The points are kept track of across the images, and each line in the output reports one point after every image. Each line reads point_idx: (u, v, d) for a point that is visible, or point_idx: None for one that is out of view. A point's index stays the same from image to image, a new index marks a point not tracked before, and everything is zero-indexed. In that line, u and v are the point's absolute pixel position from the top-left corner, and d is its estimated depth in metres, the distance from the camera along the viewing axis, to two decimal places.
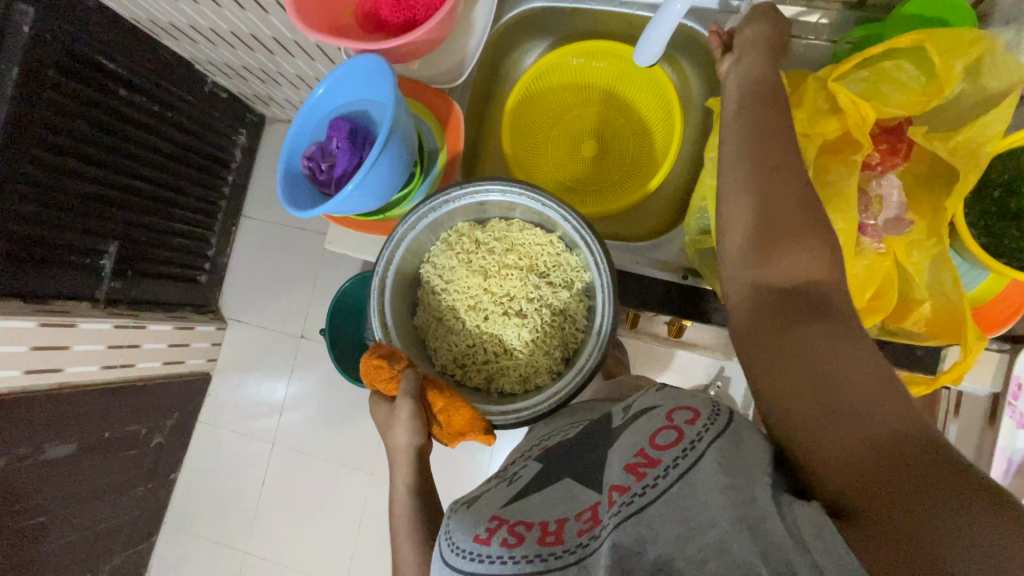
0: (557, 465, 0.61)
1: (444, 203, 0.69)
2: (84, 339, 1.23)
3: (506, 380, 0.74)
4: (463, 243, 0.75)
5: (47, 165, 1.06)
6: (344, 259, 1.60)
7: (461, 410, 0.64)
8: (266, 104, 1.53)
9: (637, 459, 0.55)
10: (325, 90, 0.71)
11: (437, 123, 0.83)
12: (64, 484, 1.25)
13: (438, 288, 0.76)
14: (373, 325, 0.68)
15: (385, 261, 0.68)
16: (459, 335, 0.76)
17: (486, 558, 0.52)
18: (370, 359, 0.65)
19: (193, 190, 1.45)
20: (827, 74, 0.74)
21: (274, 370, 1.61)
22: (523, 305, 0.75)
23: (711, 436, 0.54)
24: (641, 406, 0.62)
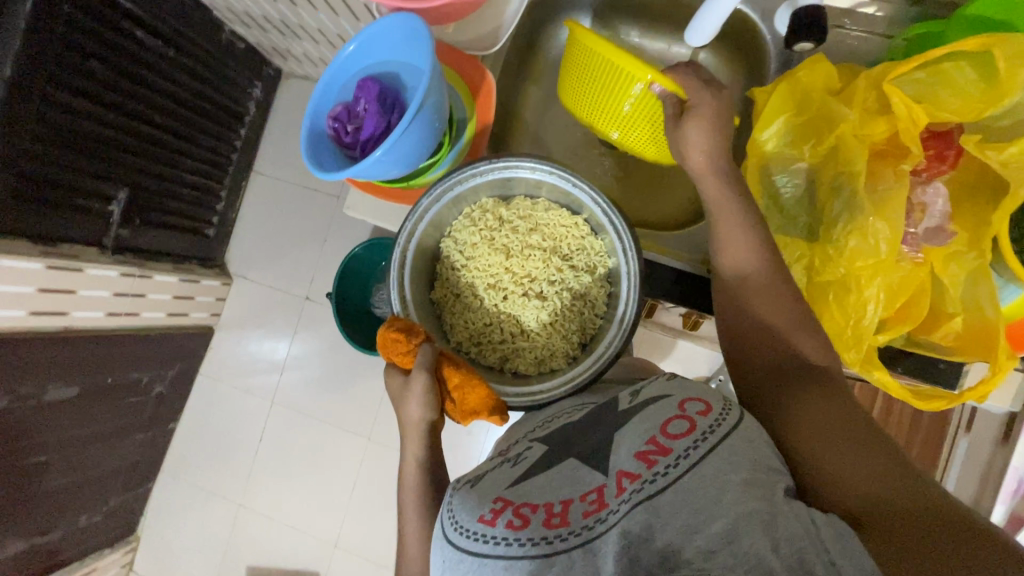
0: (567, 442, 0.60)
1: (471, 176, 0.67)
2: (90, 285, 1.22)
3: (520, 361, 0.74)
4: (486, 220, 0.73)
5: (62, 105, 1.04)
6: (355, 224, 1.59)
7: (476, 388, 0.63)
8: (284, 57, 1.49)
9: (648, 447, 0.55)
10: (355, 47, 0.68)
11: (468, 91, 0.80)
12: (65, 426, 1.26)
13: (458, 263, 0.75)
14: (392, 298, 0.67)
15: (407, 233, 0.67)
16: (476, 313, 0.75)
17: (491, 539, 0.52)
18: (388, 332, 0.64)
19: (204, 140, 1.42)
20: (881, 73, 0.72)
21: (277, 329, 1.62)
22: (544, 286, 0.74)
23: (723, 432, 0.55)
24: (652, 392, 0.62)
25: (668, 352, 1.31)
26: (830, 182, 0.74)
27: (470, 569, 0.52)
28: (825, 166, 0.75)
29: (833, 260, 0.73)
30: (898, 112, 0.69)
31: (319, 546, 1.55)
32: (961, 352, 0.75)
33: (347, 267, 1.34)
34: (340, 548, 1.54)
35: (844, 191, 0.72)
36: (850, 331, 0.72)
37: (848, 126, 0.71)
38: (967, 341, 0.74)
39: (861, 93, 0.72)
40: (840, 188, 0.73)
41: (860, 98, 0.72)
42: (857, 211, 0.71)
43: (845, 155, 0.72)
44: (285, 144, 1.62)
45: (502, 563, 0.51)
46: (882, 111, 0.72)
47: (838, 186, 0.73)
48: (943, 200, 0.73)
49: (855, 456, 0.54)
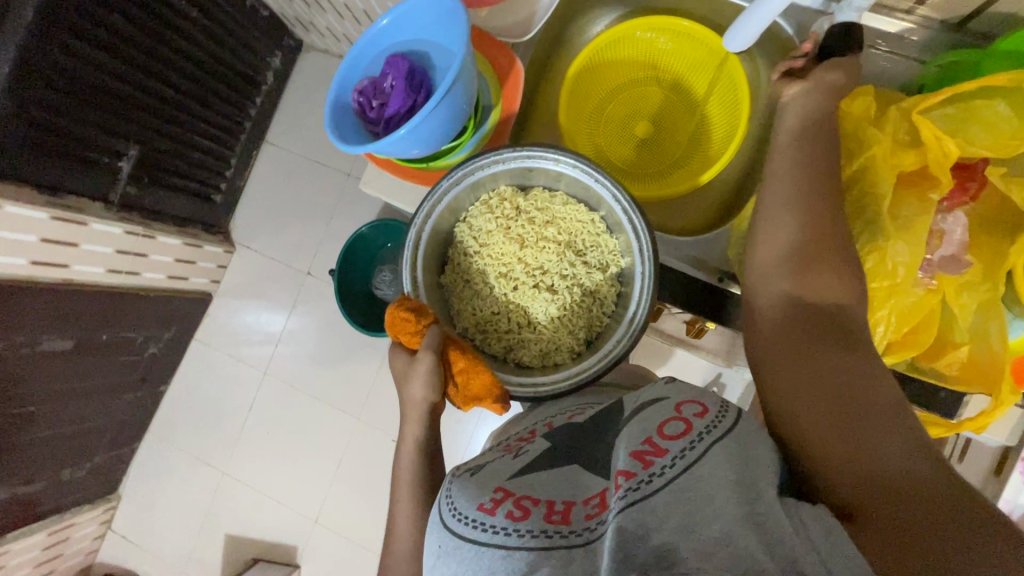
0: (573, 445, 0.61)
1: (494, 163, 0.67)
2: (92, 239, 1.21)
3: (525, 353, 0.74)
4: (503, 208, 0.73)
5: (81, 56, 1.03)
6: (364, 203, 1.58)
7: (481, 375, 0.63)
8: (307, 29, 1.49)
9: (644, 446, 0.55)
10: (388, 22, 0.67)
11: (495, 78, 0.79)
12: (56, 378, 1.25)
13: (471, 249, 0.75)
14: (403, 278, 0.67)
15: (425, 213, 0.66)
16: (485, 301, 0.75)
17: (490, 528, 0.52)
18: (397, 310, 0.64)
19: (219, 105, 1.41)
20: (911, 105, 0.73)
21: (275, 301, 1.61)
22: (555, 280, 0.74)
23: (717, 433, 0.55)
24: (650, 394, 0.62)
25: (665, 359, 1.31)
26: (855, 202, 0.73)
27: (467, 555, 0.51)
28: (848, 188, 0.74)
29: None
30: (927, 141, 0.70)
31: (300, 521, 1.56)
32: (959, 379, 0.76)
33: (352, 245, 1.33)
34: (320, 525, 1.55)
35: (868, 213, 0.71)
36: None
37: (881, 150, 0.71)
38: (971, 371, 0.75)
39: (893, 123, 0.73)
40: (864, 209, 0.72)
41: (892, 128, 0.73)
42: (878, 232, 0.70)
43: (872, 178, 0.71)
44: (300, 116, 1.61)
45: (498, 551, 0.50)
46: (912, 142, 0.73)
47: (863, 206, 0.72)
48: (961, 230, 0.73)
49: (838, 427, 0.56)
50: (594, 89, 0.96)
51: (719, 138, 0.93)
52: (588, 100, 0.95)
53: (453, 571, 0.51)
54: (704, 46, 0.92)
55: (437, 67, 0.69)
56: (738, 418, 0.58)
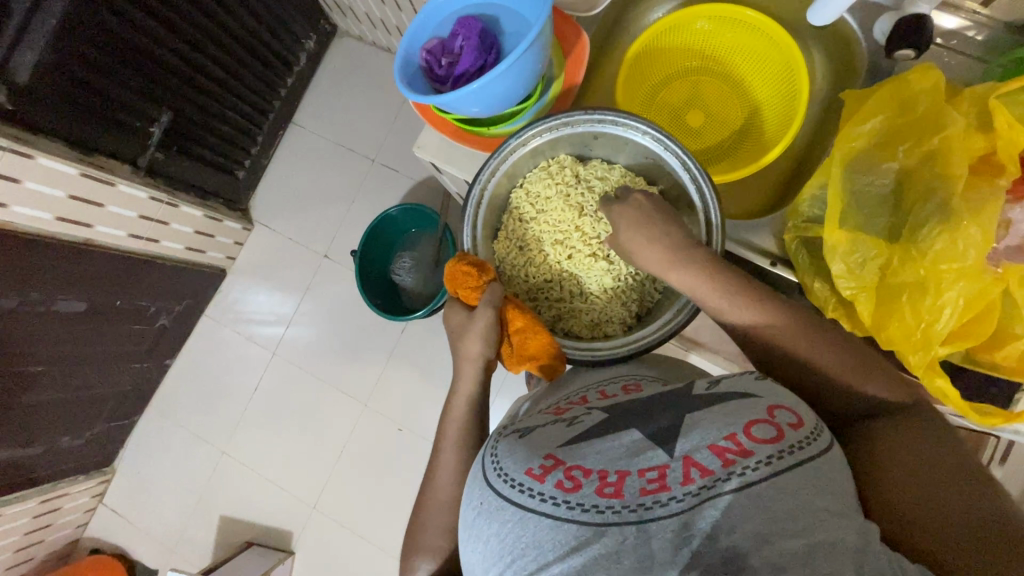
0: (631, 416, 0.53)
1: (562, 125, 0.59)
2: (116, 201, 1.20)
3: (575, 323, 0.66)
4: (565, 173, 0.65)
5: (125, 18, 1.03)
6: (386, 190, 1.58)
7: (538, 335, 0.60)
8: (343, 15, 1.50)
9: (726, 443, 0.47)
10: None
11: (559, 47, 0.65)
12: (66, 341, 1.22)
13: (527, 215, 0.66)
14: (464, 233, 0.61)
15: (489, 172, 0.59)
16: (539, 268, 0.66)
17: (537, 495, 0.47)
18: (459, 265, 0.60)
19: (250, 81, 1.41)
20: (987, 88, 0.58)
21: (289, 282, 1.60)
22: (617, 248, 0.65)
23: (815, 449, 0.47)
24: (734, 387, 0.54)
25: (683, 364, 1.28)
26: (921, 185, 0.60)
27: (512, 519, 0.47)
28: (918, 171, 0.61)
29: (912, 259, 0.59)
30: (1001, 128, 0.55)
31: (298, 507, 1.53)
32: (1013, 371, 0.64)
33: (375, 228, 1.34)
34: (318, 511, 1.52)
35: (938, 194, 0.58)
36: (919, 334, 0.59)
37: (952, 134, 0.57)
38: None
39: (965, 102, 0.59)
40: (932, 192, 0.59)
41: (963, 107, 0.59)
42: (950, 212, 0.57)
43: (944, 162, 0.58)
44: (328, 99, 1.62)
45: (549, 524, 0.45)
46: (981, 127, 0.58)
47: (929, 190, 0.59)
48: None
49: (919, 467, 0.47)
50: (644, 64, 0.76)
51: (766, 135, 0.74)
52: (637, 78, 0.76)
53: (495, 531, 0.47)
54: (766, 39, 0.73)
55: (514, 30, 0.60)
56: (831, 448, 0.48)
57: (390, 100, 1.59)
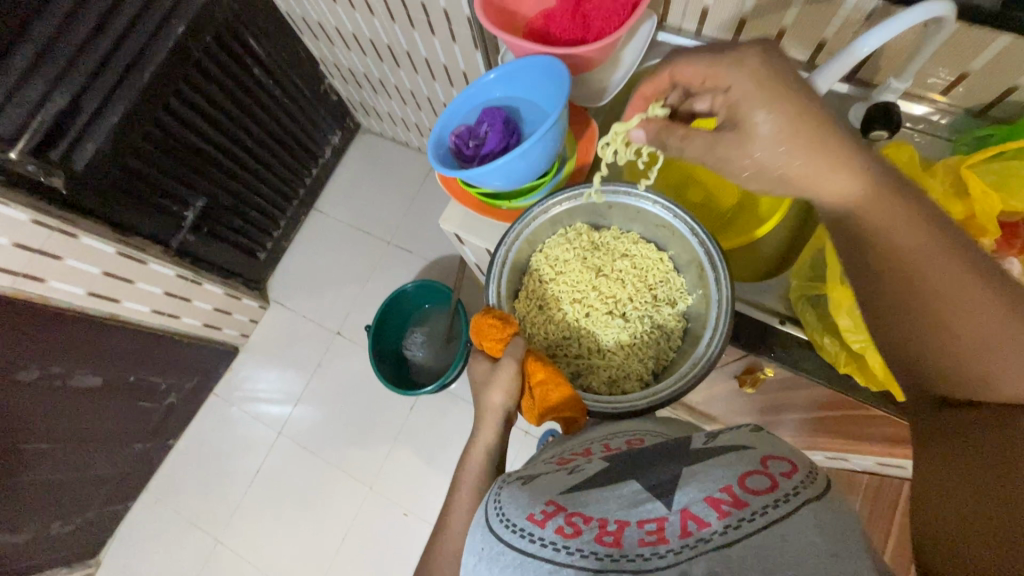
0: (633, 468, 0.47)
1: (581, 198, 0.64)
2: (148, 279, 1.26)
3: (593, 379, 0.66)
4: (582, 240, 0.69)
5: (177, 116, 1.16)
6: (400, 270, 1.65)
7: (560, 388, 0.59)
8: (367, 114, 1.65)
9: (720, 494, 0.40)
10: (496, 77, 0.67)
11: (570, 134, 0.73)
12: (73, 416, 1.22)
13: (547, 276, 0.69)
14: (488, 288, 0.64)
15: (513, 236, 0.64)
16: (559, 326, 0.69)
17: (536, 540, 0.40)
18: (484, 317, 0.62)
19: (280, 172, 1.53)
20: (957, 161, 0.65)
21: (300, 359, 1.62)
22: (632, 306, 0.68)
23: (813, 491, 0.40)
24: (730, 440, 0.47)
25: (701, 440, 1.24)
26: None
27: (508, 568, 0.40)
28: None
29: None
30: (974, 194, 0.61)
31: None
32: None
33: (392, 301, 1.39)
34: None
35: None
36: None
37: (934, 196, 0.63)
38: None
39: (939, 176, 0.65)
40: None
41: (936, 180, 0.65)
42: None
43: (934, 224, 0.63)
44: (349, 188, 1.74)
45: (545, 570, 0.38)
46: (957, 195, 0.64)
47: None
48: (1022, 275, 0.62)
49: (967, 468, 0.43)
50: None
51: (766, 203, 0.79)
52: None
53: None
54: None
55: (532, 122, 0.68)
56: (831, 489, 0.41)
57: (407, 188, 1.71)
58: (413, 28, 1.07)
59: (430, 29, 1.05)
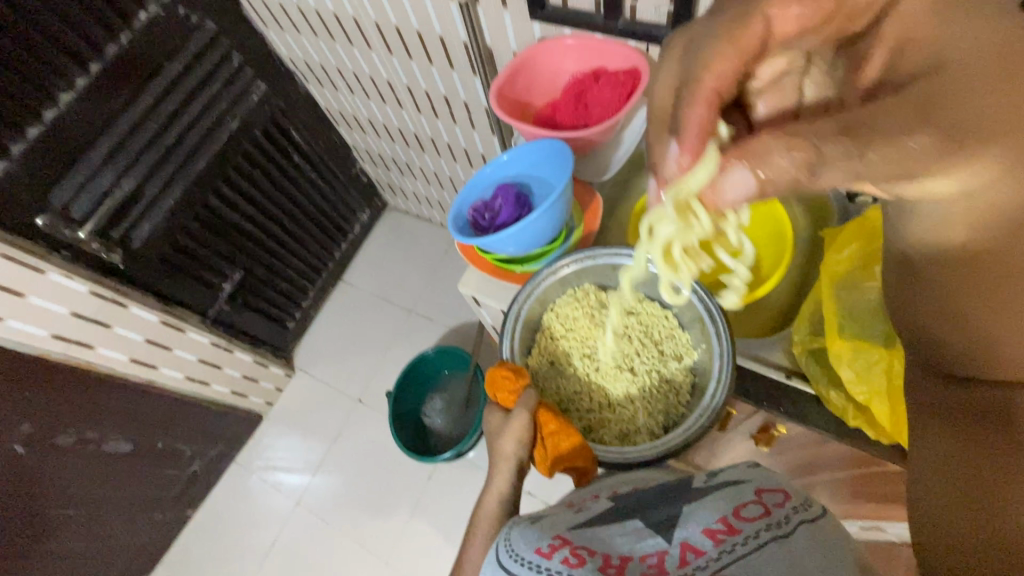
0: (638, 509, 0.48)
1: (586, 259, 0.70)
2: (184, 346, 1.33)
3: (605, 433, 0.68)
4: (590, 299, 0.73)
5: (225, 197, 1.29)
6: (421, 337, 1.70)
7: (571, 437, 0.61)
8: (394, 193, 1.79)
9: (717, 525, 0.43)
10: (508, 158, 0.75)
11: (577, 205, 0.79)
12: (100, 481, 1.24)
13: (557, 333, 0.73)
14: (502, 343, 0.69)
15: (525, 296, 0.69)
16: (570, 380, 0.72)
17: (544, 571, 0.40)
18: (499, 369, 0.66)
19: (312, 246, 1.64)
20: None
21: (322, 428, 1.64)
22: (640, 361, 0.71)
23: (804, 517, 0.42)
24: (728, 476, 0.50)
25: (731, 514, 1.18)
26: None
27: None
28: None
29: None
30: None
31: None
32: None
33: (412, 366, 1.42)
34: None
35: None
36: None
37: None
38: None
39: None
40: None
41: None
42: None
43: None
44: (375, 261, 1.84)
45: None
46: None
47: None
48: None
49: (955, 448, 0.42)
50: None
51: None
52: None
53: None
54: None
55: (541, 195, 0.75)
56: (826, 518, 0.44)
57: (430, 261, 1.80)
58: (437, 117, 1.20)
59: (453, 119, 1.17)
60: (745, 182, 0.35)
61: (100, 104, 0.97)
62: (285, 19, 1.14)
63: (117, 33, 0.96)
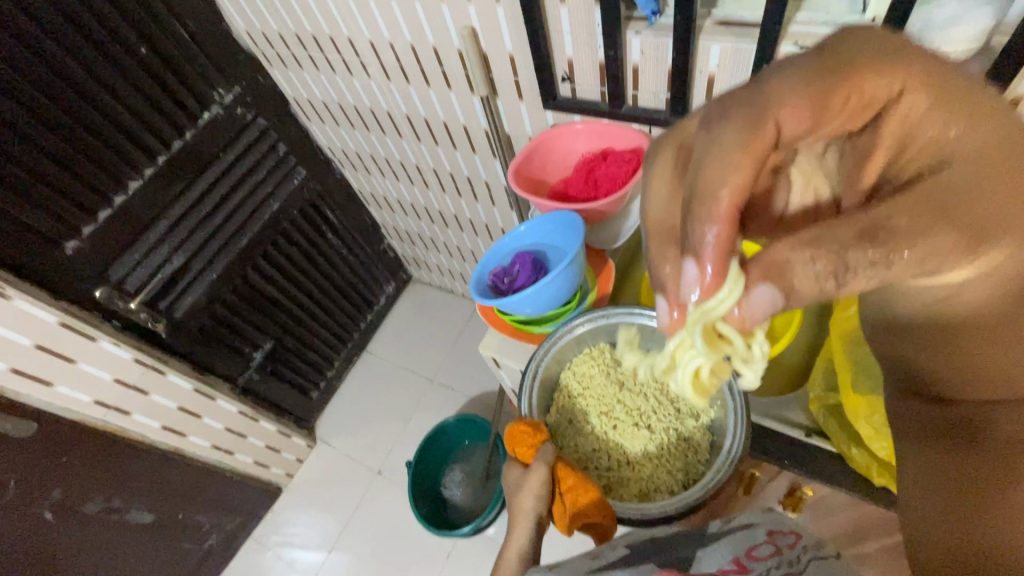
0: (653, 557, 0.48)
1: (600, 318, 0.73)
2: (214, 414, 1.37)
3: (625, 492, 0.68)
4: (605, 357, 0.75)
5: (263, 272, 1.38)
6: (442, 407, 1.71)
7: (588, 491, 0.61)
8: (418, 267, 1.88)
9: (730, 565, 0.50)
10: (525, 229, 0.82)
11: (591, 271, 0.84)
12: (119, 552, 1.24)
13: (575, 392, 0.75)
14: (521, 401, 0.71)
15: (542, 354, 0.71)
16: (588, 438, 0.73)
17: None
18: (518, 424, 0.68)
19: (339, 318, 1.71)
20: None
21: (340, 501, 1.61)
22: (656, 419, 0.72)
23: (812, 558, 0.51)
24: (744, 520, 0.56)
25: None
26: None
27: None
28: None
29: None
30: None
31: None
32: None
33: (434, 435, 1.41)
34: None
35: None
36: None
37: None
38: None
39: None
40: None
41: None
42: None
43: None
44: (398, 331, 1.89)
45: None
46: None
47: None
48: None
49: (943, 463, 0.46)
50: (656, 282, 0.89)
51: None
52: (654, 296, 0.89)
53: None
54: None
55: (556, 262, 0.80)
56: None
57: (451, 331, 1.85)
58: (460, 196, 1.30)
59: (475, 196, 1.27)
60: (769, 301, 0.33)
61: (163, 190, 1.09)
62: (328, 115, 1.28)
63: (184, 130, 1.10)
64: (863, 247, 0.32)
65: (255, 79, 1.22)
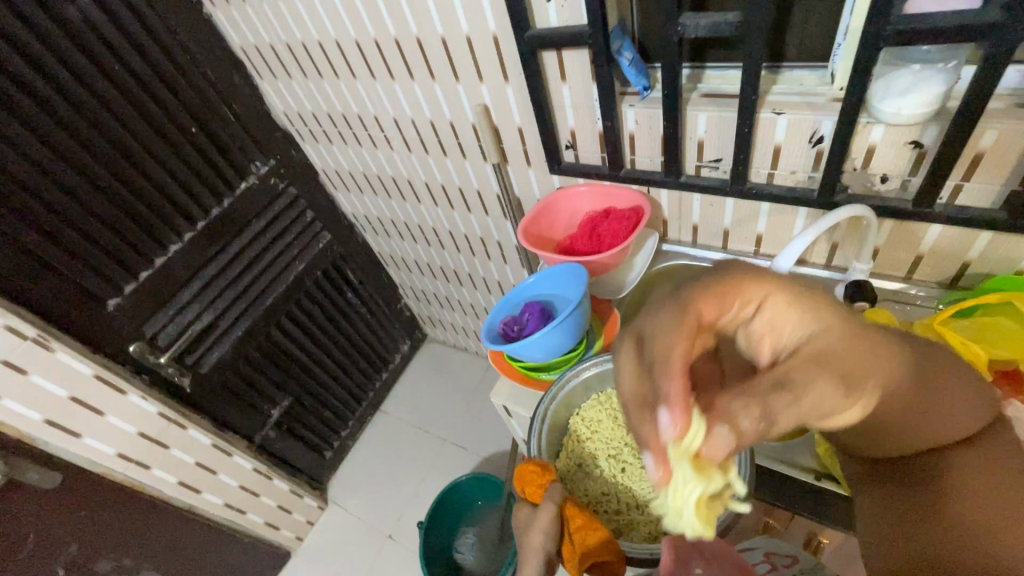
0: None
1: (605, 362, 0.76)
2: (229, 471, 1.37)
3: (635, 536, 0.68)
4: (612, 401, 0.77)
5: (286, 329, 1.44)
6: (454, 467, 1.69)
7: (597, 531, 0.63)
8: (433, 326, 1.93)
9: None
10: (534, 280, 0.87)
11: (598, 321, 0.88)
12: None
13: (583, 436, 0.76)
14: (529, 443, 0.73)
15: (550, 397, 0.74)
16: (598, 482, 0.74)
17: None
18: (526, 464, 0.70)
19: (355, 376, 1.74)
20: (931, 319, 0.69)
21: (349, 566, 1.57)
22: None
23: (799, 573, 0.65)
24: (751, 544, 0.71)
25: None
26: None
27: None
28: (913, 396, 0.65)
29: None
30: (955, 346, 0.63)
31: None
32: None
33: (447, 495, 1.40)
34: None
35: None
36: None
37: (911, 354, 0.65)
38: None
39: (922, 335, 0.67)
40: None
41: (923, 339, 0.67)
42: None
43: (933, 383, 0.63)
44: (412, 390, 1.91)
45: None
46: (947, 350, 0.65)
47: None
48: None
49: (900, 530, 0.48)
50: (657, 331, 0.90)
51: None
52: None
53: None
54: None
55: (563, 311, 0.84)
56: None
57: (465, 390, 1.87)
58: (474, 255, 1.37)
59: (488, 255, 1.34)
60: (727, 441, 0.35)
61: (200, 252, 1.18)
62: (353, 184, 1.39)
63: (222, 197, 1.20)
64: (776, 397, 0.34)
65: (289, 153, 1.34)
